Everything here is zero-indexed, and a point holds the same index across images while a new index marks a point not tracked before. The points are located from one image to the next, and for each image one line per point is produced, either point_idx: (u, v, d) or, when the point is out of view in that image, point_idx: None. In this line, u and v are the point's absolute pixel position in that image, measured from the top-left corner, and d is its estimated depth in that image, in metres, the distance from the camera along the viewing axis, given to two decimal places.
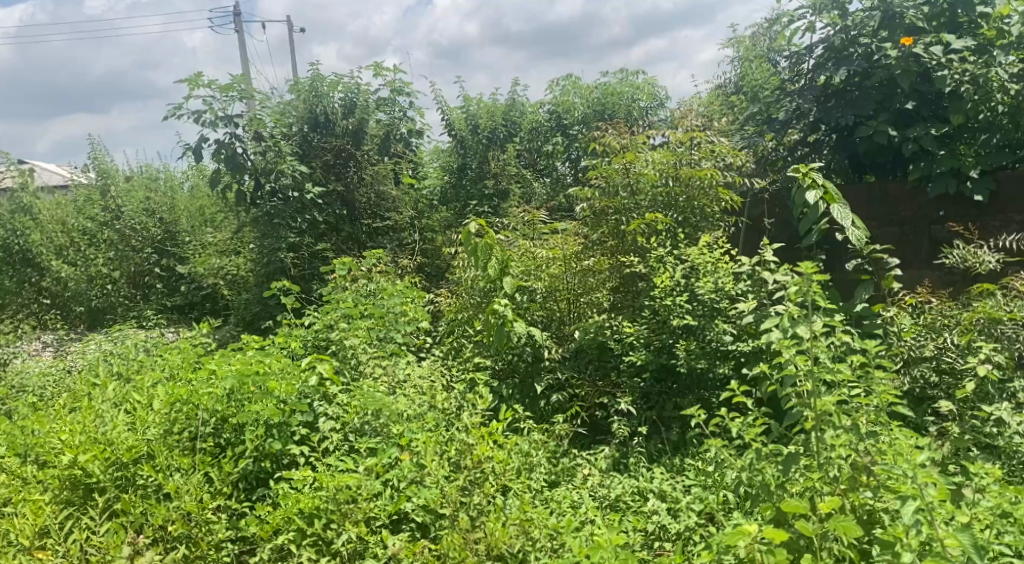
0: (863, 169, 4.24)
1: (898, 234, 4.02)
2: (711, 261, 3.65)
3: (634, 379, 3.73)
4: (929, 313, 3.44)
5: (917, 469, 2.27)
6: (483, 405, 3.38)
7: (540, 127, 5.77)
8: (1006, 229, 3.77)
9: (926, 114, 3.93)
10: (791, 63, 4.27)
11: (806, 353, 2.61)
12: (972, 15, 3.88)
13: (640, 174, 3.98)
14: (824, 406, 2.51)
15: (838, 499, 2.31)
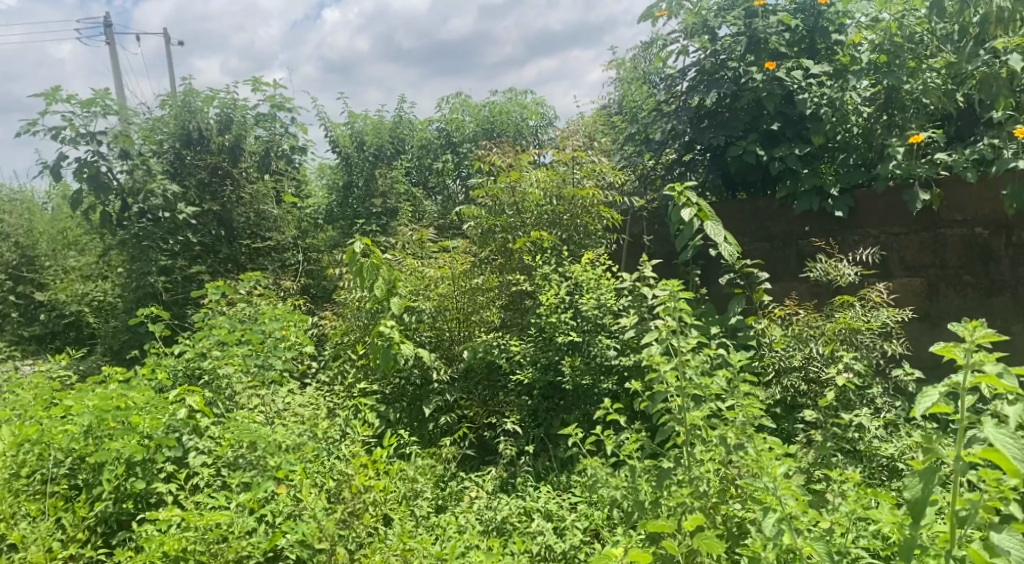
0: (735, 187, 4.39)
1: (767, 249, 4.19)
2: (594, 278, 3.68)
3: (522, 397, 3.73)
4: (796, 324, 3.57)
5: (778, 479, 2.34)
6: (363, 431, 3.36)
7: (429, 145, 5.67)
8: (863, 244, 3.92)
9: (791, 135, 4.07)
10: (665, 85, 4.42)
11: (679, 368, 2.70)
12: (830, 41, 4.08)
13: (525, 194, 4.01)
14: (693, 420, 2.62)
15: (703, 516, 2.35)
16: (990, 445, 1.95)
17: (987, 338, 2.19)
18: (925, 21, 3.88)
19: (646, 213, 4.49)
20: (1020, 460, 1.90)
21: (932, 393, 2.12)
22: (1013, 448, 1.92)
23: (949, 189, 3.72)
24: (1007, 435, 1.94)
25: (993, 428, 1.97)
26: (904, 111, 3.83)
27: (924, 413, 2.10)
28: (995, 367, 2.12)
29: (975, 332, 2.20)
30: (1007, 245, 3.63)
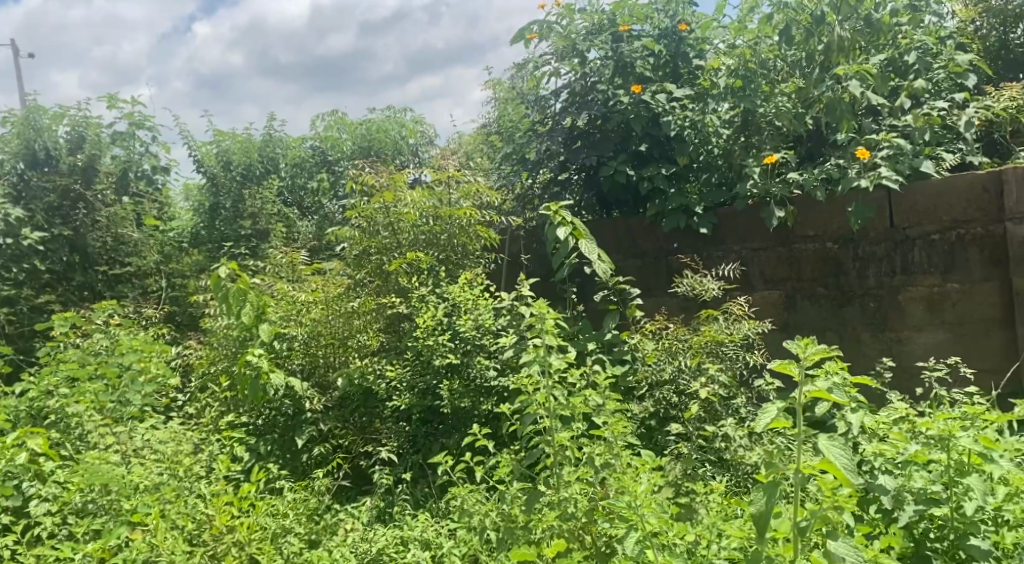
0: (609, 206, 4.48)
1: (639, 265, 4.30)
2: (472, 298, 3.61)
3: (399, 423, 3.58)
4: (667, 338, 3.62)
5: (638, 497, 2.38)
6: (222, 469, 3.21)
7: (303, 163, 5.51)
8: (726, 259, 4.09)
9: (658, 156, 4.21)
10: (537, 106, 4.47)
11: (549, 390, 2.76)
12: (691, 66, 4.26)
13: (400, 214, 3.89)
14: (562, 440, 2.68)
15: (564, 542, 2.42)
16: (823, 456, 2.03)
17: (818, 354, 2.30)
18: (775, 47, 4.08)
19: (523, 232, 4.52)
20: (849, 469, 1.97)
21: (770, 409, 2.19)
22: (843, 458, 2.00)
23: (802, 206, 3.90)
24: (838, 446, 2.03)
25: (826, 440, 2.05)
26: (759, 132, 4.03)
27: (763, 428, 2.16)
28: (826, 382, 2.20)
29: (807, 349, 2.30)
30: (854, 258, 3.79)
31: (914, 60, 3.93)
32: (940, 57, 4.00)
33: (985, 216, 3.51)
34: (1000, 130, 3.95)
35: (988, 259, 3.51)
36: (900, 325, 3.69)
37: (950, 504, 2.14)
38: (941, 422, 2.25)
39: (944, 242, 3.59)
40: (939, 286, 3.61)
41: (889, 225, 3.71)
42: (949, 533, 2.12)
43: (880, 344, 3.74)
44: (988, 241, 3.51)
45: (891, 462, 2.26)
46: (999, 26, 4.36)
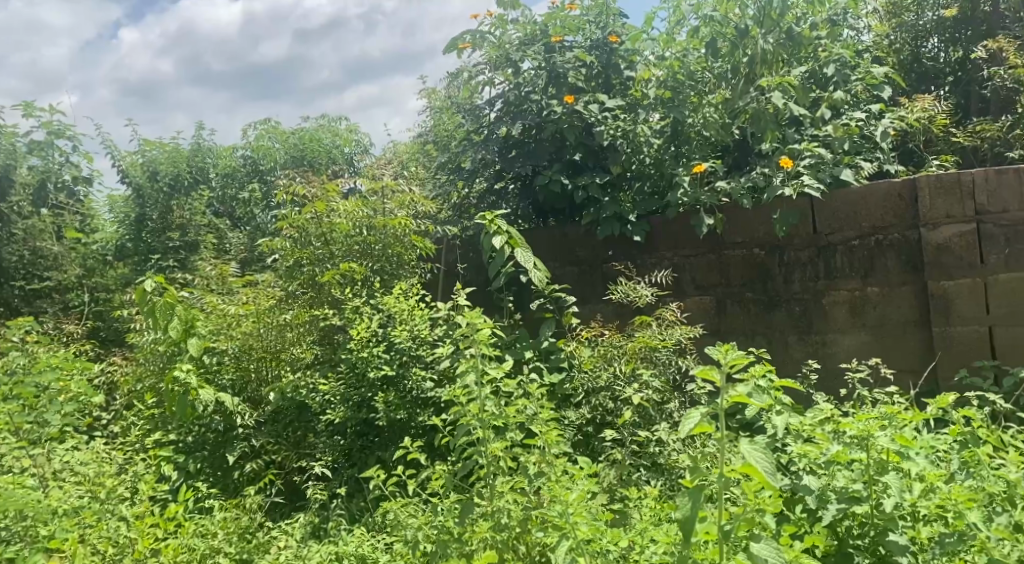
0: (546, 214, 4.51)
1: (576, 273, 4.34)
2: (407, 309, 3.52)
3: (334, 437, 3.48)
4: (602, 345, 3.65)
5: (570, 506, 2.40)
6: (142, 492, 3.08)
7: (234, 174, 5.42)
8: (659, 266, 4.16)
9: (592, 164, 4.26)
10: (471, 116, 4.46)
11: (481, 401, 2.76)
12: (622, 77, 4.30)
13: (332, 224, 3.81)
14: (495, 451, 2.69)
15: (494, 553, 2.42)
16: (745, 460, 2.09)
17: (737, 359, 2.36)
18: (703, 60, 4.21)
19: (459, 241, 4.50)
20: (769, 471, 2.04)
21: (694, 414, 2.23)
22: (764, 461, 2.06)
23: (730, 214, 4.00)
24: (759, 449, 2.09)
25: (748, 445, 2.10)
26: (688, 143, 4.12)
27: (687, 433, 2.20)
28: (746, 387, 2.26)
29: (727, 355, 2.35)
30: (780, 264, 3.90)
31: (833, 72, 4.07)
32: (858, 69, 4.16)
33: (902, 222, 3.65)
34: (914, 140, 4.13)
35: (905, 263, 3.65)
36: (826, 328, 3.80)
37: (870, 501, 2.20)
38: (860, 422, 2.32)
39: (864, 247, 3.72)
40: (859, 289, 3.73)
41: (812, 231, 3.83)
42: (870, 530, 2.18)
43: (807, 347, 3.84)
44: (905, 246, 3.64)
45: (815, 462, 2.32)
46: (911, 41, 4.55)
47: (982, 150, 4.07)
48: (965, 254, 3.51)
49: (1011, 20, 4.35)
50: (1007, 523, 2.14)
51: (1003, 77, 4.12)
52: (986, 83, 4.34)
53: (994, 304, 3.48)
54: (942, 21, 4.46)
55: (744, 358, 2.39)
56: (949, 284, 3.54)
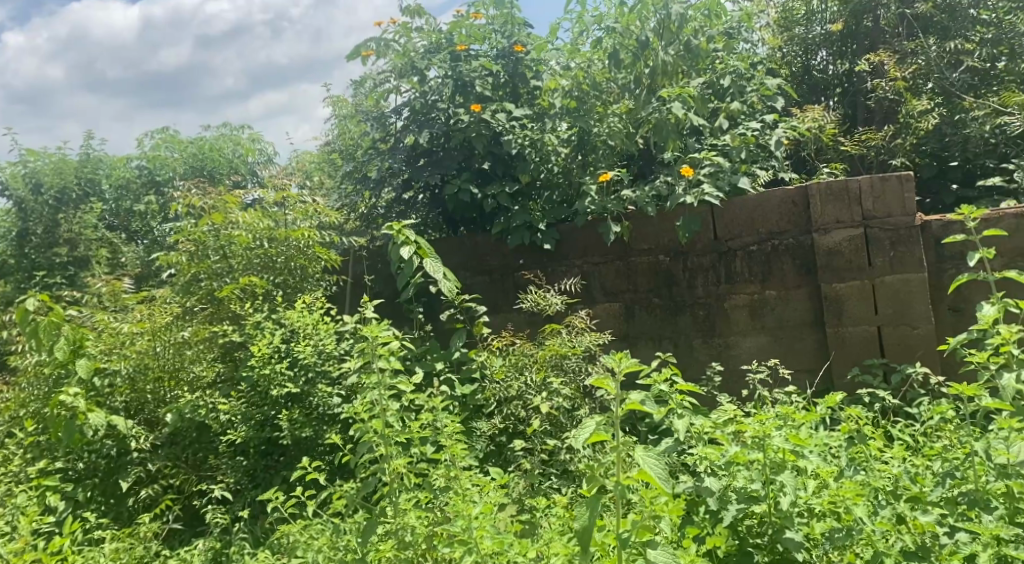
0: (457, 223, 4.47)
1: (487, 282, 4.32)
2: (311, 323, 3.40)
3: (236, 458, 3.37)
4: (514, 353, 3.62)
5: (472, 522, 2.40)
6: (24, 525, 2.92)
7: (127, 185, 5.13)
8: (569, 274, 4.19)
9: (501, 173, 4.24)
10: (377, 124, 4.38)
11: (384, 416, 2.72)
12: (529, 86, 4.31)
13: (231, 236, 3.69)
14: (398, 468, 2.66)
15: None
16: (639, 467, 2.13)
17: (631, 367, 2.39)
18: (605, 71, 4.27)
19: (366, 253, 4.42)
20: (663, 477, 2.08)
21: (589, 424, 2.26)
22: (658, 468, 2.11)
23: (635, 222, 4.06)
24: (652, 456, 2.13)
25: (642, 452, 2.15)
26: (595, 152, 4.15)
27: (584, 443, 2.22)
28: (639, 395, 2.30)
29: (621, 364, 2.37)
30: (684, 270, 3.99)
31: (729, 84, 4.23)
32: (752, 80, 4.30)
33: (796, 228, 3.80)
34: (806, 149, 4.29)
35: (800, 267, 3.79)
36: (728, 331, 3.91)
37: (768, 500, 2.26)
38: (757, 423, 2.38)
39: (762, 252, 3.85)
40: (759, 293, 3.86)
41: (713, 237, 3.93)
42: (768, 528, 2.25)
43: (711, 349, 3.95)
44: (799, 250, 3.79)
45: (716, 464, 2.37)
46: (801, 54, 4.77)
47: (869, 158, 4.26)
48: (854, 258, 3.68)
49: (891, 34, 4.58)
50: (892, 515, 2.24)
51: (883, 88, 4.36)
52: (869, 94, 4.54)
53: (882, 304, 3.65)
54: (829, 35, 4.68)
55: (637, 366, 2.43)
56: (841, 287, 3.70)
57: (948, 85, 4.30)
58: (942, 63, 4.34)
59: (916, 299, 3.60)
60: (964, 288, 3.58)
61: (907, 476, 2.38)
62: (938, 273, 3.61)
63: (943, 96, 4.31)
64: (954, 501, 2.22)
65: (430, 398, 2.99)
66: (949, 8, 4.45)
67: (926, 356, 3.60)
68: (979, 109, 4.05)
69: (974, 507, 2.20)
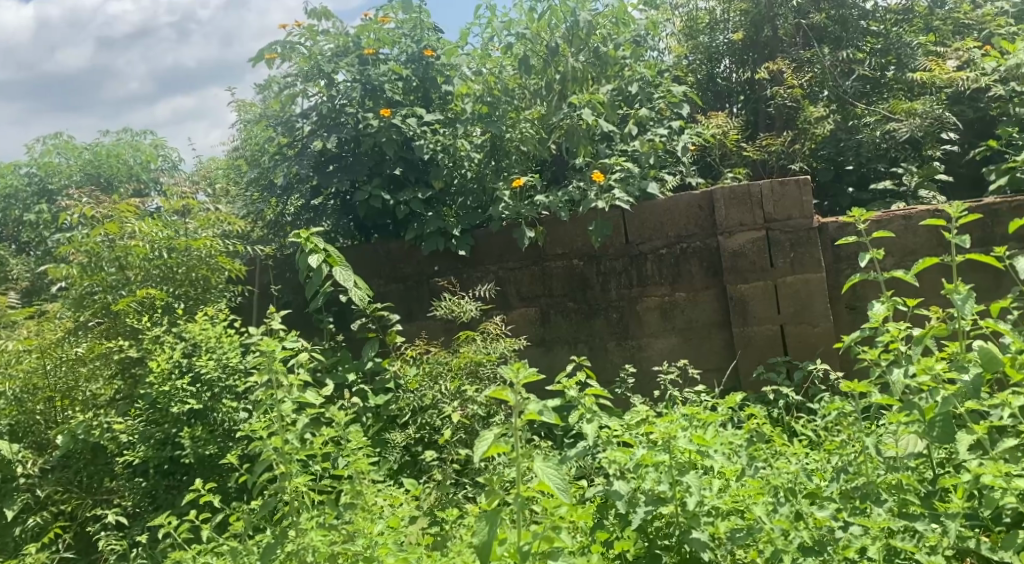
0: (368, 230, 4.40)
1: (402, 289, 4.25)
2: (214, 336, 3.23)
3: (135, 479, 3.23)
4: (427, 362, 3.56)
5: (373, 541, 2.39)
6: None
7: (16, 194, 4.92)
8: (484, 280, 4.17)
9: (413, 179, 4.20)
10: (284, 128, 4.24)
11: (282, 434, 2.63)
12: (440, 92, 4.29)
13: (127, 248, 3.51)
14: (298, 486, 2.59)
15: None
16: (538, 478, 2.14)
17: (529, 377, 2.36)
18: (516, 76, 4.29)
19: (272, 263, 4.28)
20: (561, 488, 2.10)
21: (487, 437, 2.21)
22: (555, 478, 2.12)
23: (549, 226, 4.08)
24: (552, 467, 2.14)
25: (541, 464, 2.16)
26: (508, 157, 4.19)
27: (482, 456, 2.18)
28: (536, 405, 2.28)
29: (519, 374, 2.34)
30: (598, 274, 4.03)
31: (637, 91, 4.32)
32: (659, 87, 4.42)
33: (703, 231, 3.89)
34: (711, 154, 4.42)
35: (708, 269, 3.89)
36: (642, 333, 3.97)
37: (675, 501, 2.28)
38: (663, 424, 2.40)
39: (671, 255, 3.92)
40: (669, 295, 3.93)
41: (625, 241, 3.98)
42: (675, 530, 2.28)
43: (625, 351, 4.00)
44: (706, 253, 3.88)
45: (625, 467, 2.37)
46: (706, 62, 4.87)
47: (771, 163, 4.39)
48: (757, 259, 3.79)
49: (788, 43, 4.76)
50: (790, 512, 2.30)
51: (782, 96, 4.49)
52: (769, 102, 4.67)
53: (784, 304, 3.77)
54: (732, 44, 4.81)
55: (535, 375, 2.40)
56: (745, 287, 3.80)
57: (842, 93, 4.48)
58: (836, 71, 4.55)
59: (815, 298, 3.73)
60: (859, 288, 3.74)
61: (805, 473, 2.46)
62: (835, 273, 3.76)
63: (838, 103, 4.48)
64: (848, 496, 2.30)
65: (335, 412, 2.91)
66: (842, 18, 4.65)
67: (826, 353, 3.73)
68: (870, 115, 4.26)
69: (867, 500, 2.28)
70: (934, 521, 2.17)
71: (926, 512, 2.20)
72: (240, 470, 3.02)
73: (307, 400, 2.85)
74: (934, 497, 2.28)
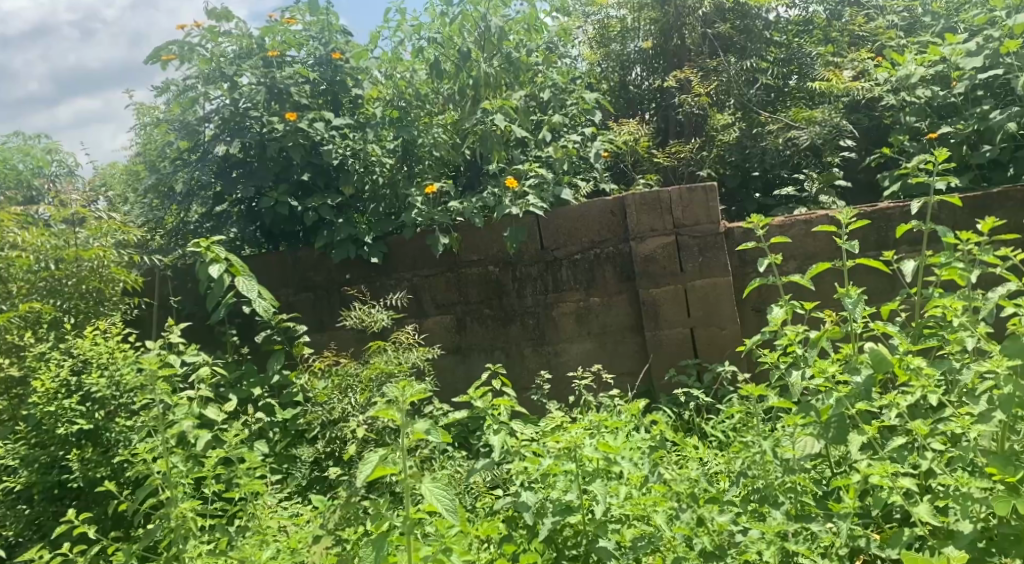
0: (276, 239, 4.29)
1: (313, 298, 4.15)
2: (106, 352, 3.06)
3: (18, 506, 3.03)
4: (336, 374, 3.41)
5: None
6: None
7: None
8: (397, 287, 4.10)
9: (321, 185, 4.09)
10: (184, 132, 4.07)
11: (168, 457, 2.58)
12: (350, 96, 4.18)
13: (8, 259, 3.35)
14: (185, 512, 2.50)
15: None
16: (426, 499, 2.14)
17: (414, 395, 2.40)
18: (428, 81, 4.26)
19: (172, 273, 4.12)
20: (449, 509, 2.11)
21: (371, 459, 2.22)
22: (444, 499, 2.13)
23: (464, 233, 4.04)
24: (440, 488, 2.15)
25: (429, 484, 2.16)
26: (421, 162, 4.17)
27: (366, 478, 2.18)
28: (423, 425, 2.32)
29: (405, 393, 2.38)
30: (513, 280, 4.01)
31: (549, 97, 4.33)
32: (572, 94, 4.42)
33: (615, 236, 3.91)
34: (624, 161, 4.46)
35: (620, 274, 3.91)
36: (557, 339, 3.98)
37: (582, 510, 2.29)
38: (569, 433, 2.39)
39: (586, 261, 3.94)
40: (583, 301, 3.95)
41: (539, 247, 3.97)
42: (583, 539, 2.29)
43: (540, 358, 4.00)
44: (619, 258, 3.91)
45: (532, 477, 2.38)
46: (618, 69, 4.94)
47: (679, 169, 4.49)
48: (667, 264, 3.83)
49: (696, 52, 4.84)
50: (692, 518, 2.30)
51: (690, 103, 4.55)
52: (678, 109, 4.73)
53: (694, 308, 3.82)
54: (643, 52, 4.90)
55: (423, 394, 2.43)
56: (657, 292, 3.85)
57: (747, 101, 4.60)
58: (740, 80, 4.65)
59: (723, 302, 3.80)
60: (765, 290, 3.83)
61: (706, 479, 2.51)
62: (741, 277, 3.84)
63: (743, 111, 4.59)
64: (747, 500, 2.36)
65: (230, 433, 2.81)
66: (746, 29, 4.80)
67: (734, 355, 3.81)
68: (773, 123, 4.37)
69: (765, 503, 2.34)
70: (827, 521, 2.25)
71: (820, 512, 2.28)
72: (118, 495, 2.93)
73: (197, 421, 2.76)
74: (829, 498, 2.36)
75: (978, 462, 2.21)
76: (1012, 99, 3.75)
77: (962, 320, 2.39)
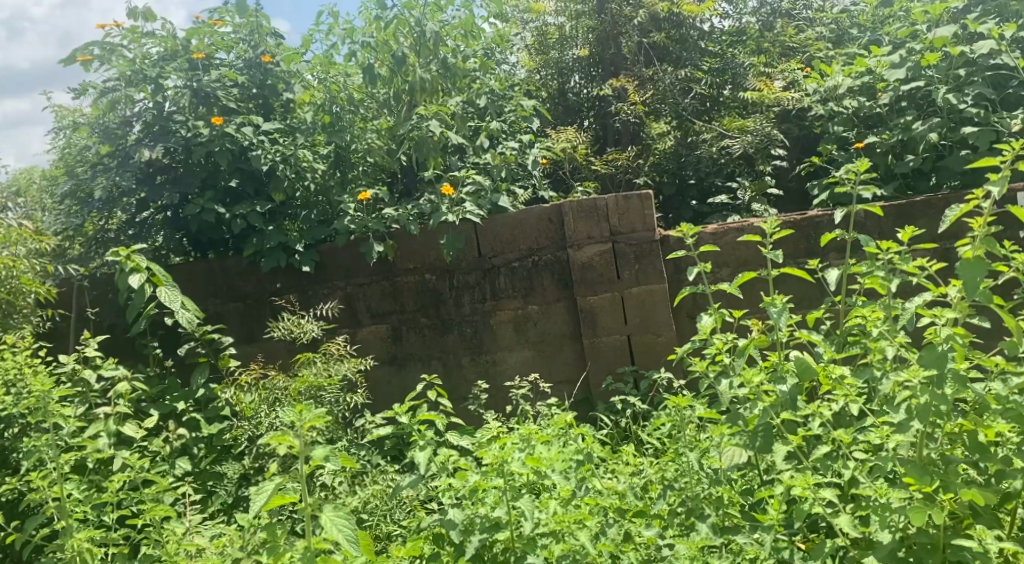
0: (203, 247, 4.16)
1: (242, 308, 4.04)
2: (15, 366, 2.91)
3: None
4: (263, 388, 3.28)
5: None
6: None
7: None
8: (331, 296, 4.01)
9: (250, 191, 3.98)
10: (105, 135, 3.91)
11: (63, 484, 2.49)
12: (281, 100, 4.07)
13: None
14: (80, 543, 2.41)
15: None
16: (327, 530, 2.08)
17: (315, 419, 2.31)
18: (362, 86, 4.18)
19: (90, 283, 3.98)
20: (351, 541, 2.05)
21: (267, 489, 2.14)
22: (347, 530, 2.07)
23: (399, 241, 3.97)
24: (342, 517, 2.09)
25: (330, 514, 2.10)
26: (354, 169, 4.08)
27: (260, 510, 2.11)
28: (321, 452, 2.25)
29: (304, 417, 2.29)
30: (450, 288, 3.95)
31: (486, 103, 4.28)
32: (509, 100, 4.38)
33: (553, 244, 3.89)
34: (562, 168, 4.45)
35: (558, 282, 3.89)
36: (495, 347, 3.93)
37: (510, 526, 2.25)
38: (495, 447, 2.35)
39: (523, 268, 3.90)
40: (521, 309, 3.92)
41: (477, 255, 3.93)
42: (509, 557, 2.25)
43: (477, 367, 3.95)
44: (557, 266, 3.88)
45: (458, 493, 2.33)
46: (556, 76, 4.93)
47: (616, 177, 4.49)
48: (604, 272, 3.82)
49: (631, 60, 4.84)
50: (618, 533, 2.30)
51: (625, 112, 4.57)
52: (614, 117, 4.72)
53: (631, 315, 3.82)
54: (580, 60, 4.89)
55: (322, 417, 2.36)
56: (594, 300, 3.83)
57: (681, 110, 4.62)
58: (675, 89, 4.67)
59: (659, 309, 3.80)
60: (699, 297, 3.84)
61: (635, 492, 2.50)
62: (677, 284, 3.85)
63: (678, 120, 4.62)
64: (674, 513, 2.35)
65: (128, 458, 2.70)
66: (681, 38, 4.85)
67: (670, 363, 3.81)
68: (707, 132, 4.40)
69: (692, 515, 2.34)
70: (753, 532, 2.26)
71: (746, 523, 2.29)
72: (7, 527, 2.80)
73: (98, 445, 2.65)
74: (756, 509, 2.37)
75: (898, 470, 2.24)
76: (931, 110, 3.82)
77: (882, 330, 2.42)
